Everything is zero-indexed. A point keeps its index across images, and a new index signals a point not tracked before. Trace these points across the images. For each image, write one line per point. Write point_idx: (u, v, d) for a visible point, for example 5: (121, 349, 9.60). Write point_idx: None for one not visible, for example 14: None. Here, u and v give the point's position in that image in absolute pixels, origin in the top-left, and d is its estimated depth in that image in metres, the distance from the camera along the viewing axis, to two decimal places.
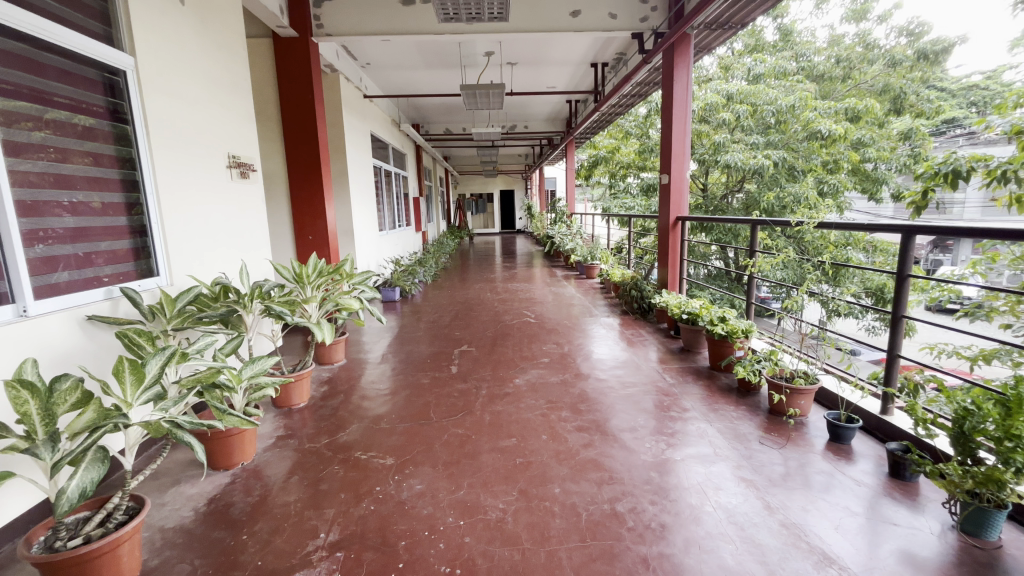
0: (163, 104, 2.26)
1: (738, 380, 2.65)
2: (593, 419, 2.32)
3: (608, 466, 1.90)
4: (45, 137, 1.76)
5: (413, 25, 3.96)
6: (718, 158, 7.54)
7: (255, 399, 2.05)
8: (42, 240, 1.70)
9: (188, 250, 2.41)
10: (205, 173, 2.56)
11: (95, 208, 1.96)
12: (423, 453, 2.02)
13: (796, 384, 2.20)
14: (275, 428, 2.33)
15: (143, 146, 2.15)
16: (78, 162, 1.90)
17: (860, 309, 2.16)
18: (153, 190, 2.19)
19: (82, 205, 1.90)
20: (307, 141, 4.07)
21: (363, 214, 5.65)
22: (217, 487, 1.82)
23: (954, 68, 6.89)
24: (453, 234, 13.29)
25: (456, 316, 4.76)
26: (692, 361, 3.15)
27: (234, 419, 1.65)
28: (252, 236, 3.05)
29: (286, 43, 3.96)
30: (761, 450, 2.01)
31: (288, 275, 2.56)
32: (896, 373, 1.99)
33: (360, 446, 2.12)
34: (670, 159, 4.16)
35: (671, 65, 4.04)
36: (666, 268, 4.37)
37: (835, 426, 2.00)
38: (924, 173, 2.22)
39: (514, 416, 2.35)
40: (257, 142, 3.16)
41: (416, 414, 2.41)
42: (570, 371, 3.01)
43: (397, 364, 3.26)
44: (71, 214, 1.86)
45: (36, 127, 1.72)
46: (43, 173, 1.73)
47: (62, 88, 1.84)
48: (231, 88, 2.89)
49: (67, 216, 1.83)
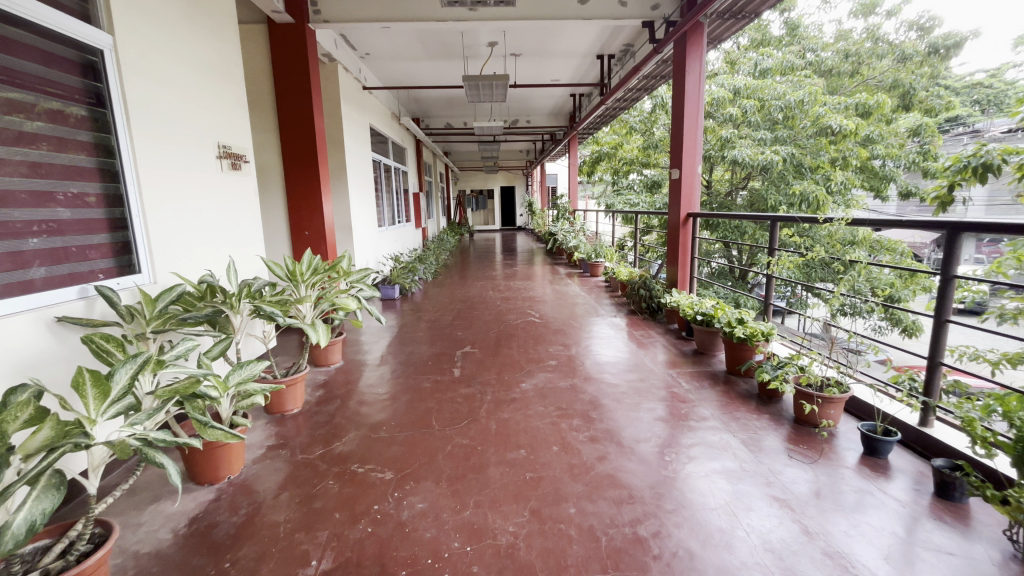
0: (148, 88, 2.10)
1: (759, 386, 2.50)
2: (606, 428, 2.16)
3: (626, 483, 1.74)
4: (38, 128, 1.68)
5: (413, 11, 3.82)
6: (725, 154, 7.36)
7: (243, 407, 1.89)
8: (37, 233, 1.66)
9: (173, 247, 2.23)
10: (192, 163, 2.39)
11: (90, 203, 1.88)
12: (425, 466, 1.87)
13: (828, 393, 2.05)
14: (266, 437, 2.17)
15: (122, 133, 1.97)
16: (75, 153, 1.81)
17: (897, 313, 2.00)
18: (134, 179, 2.02)
19: (80, 198, 1.83)
20: (303, 132, 3.89)
21: (361, 209, 5.48)
22: (200, 504, 1.66)
23: (957, 66, 6.88)
24: (453, 231, 13.11)
25: (457, 316, 4.59)
26: (706, 364, 2.99)
27: (217, 432, 1.50)
28: (244, 232, 2.89)
29: (283, 30, 3.77)
30: (790, 466, 1.85)
31: (281, 273, 2.39)
32: (938, 382, 1.85)
33: (357, 458, 1.96)
34: (681, 153, 3.99)
35: (683, 55, 3.87)
36: (676, 267, 4.21)
37: (871, 439, 1.85)
38: (951, 165, 2.04)
39: (522, 425, 2.19)
40: (249, 132, 2.99)
41: (417, 422, 2.26)
42: (579, 375, 2.85)
43: (396, 366, 3.11)
44: (68, 207, 1.80)
45: (27, 118, 1.64)
46: (36, 165, 1.67)
47: (46, 73, 1.72)
48: (223, 75, 2.73)
49: (62, 210, 1.77)
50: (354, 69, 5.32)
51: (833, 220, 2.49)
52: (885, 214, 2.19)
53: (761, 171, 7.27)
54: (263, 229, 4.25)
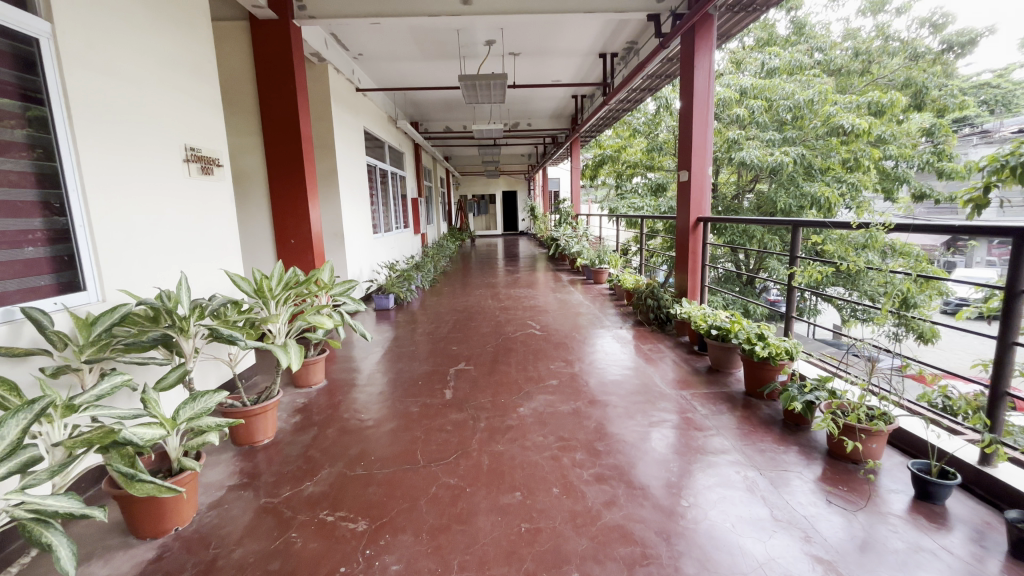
0: (97, 82, 1.87)
1: (784, 411, 2.23)
2: (614, 464, 1.90)
3: (638, 537, 1.48)
4: (30, 136, 1.66)
5: (403, 6, 3.60)
6: (732, 156, 7.09)
7: (193, 446, 1.62)
8: (30, 241, 1.65)
9: (128, 260, 1.99)
10: (154, 168, 2.16)
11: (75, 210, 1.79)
12: (404, 514, 1.62)
13: (872, 427, 1.77)
14: (228, 475, 1.91)
15: (63, 133, 1.73)
16: None
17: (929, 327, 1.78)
18: (77, 183, 1.77)
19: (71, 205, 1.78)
20: (288, 135, 3.66)
21: (354, 215, 5.25)
22: (135, 567, 1.41)
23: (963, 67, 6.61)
24: (454, 237, 12.89)
25: (454, 327, 4.34)
26: (723, 384, 2.72)
27: (148, 486, 1.26)
28: (219, 242, 2.65)
29: (265, 27, 3.54)
30: (831, 514, 1.58)
31: (248, 289, 2.11)
32: (1002, 414, 1.62)
33: (327, 503, 1.71)
34: (690, 155, 3.74)
35: (691, 49, 3.62)
36: (685, 275, 3.94)
37: (924, 482, 1.58)
38: (984, 163, 1.61)
39: (519, 459, 1.94)
40: (222, 134, 2.76)
41: (401, 456, 2.00)
42: (584, 397, 2.58)
43: (385, 386, 2.86)
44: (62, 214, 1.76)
45: (20, 126, 1.64)
46: (25, 174, 1.65)
47: (17, 75, 1.63)
48: (191, 72, 2.50)
49: (60, 216, 1.74)
50: (346, 70, 5.11)
51: (848, 224, 2.26)
52: (900, 218, 1.98)
53: (769, 173, 7.01)
54: (247, 237, 4.01)
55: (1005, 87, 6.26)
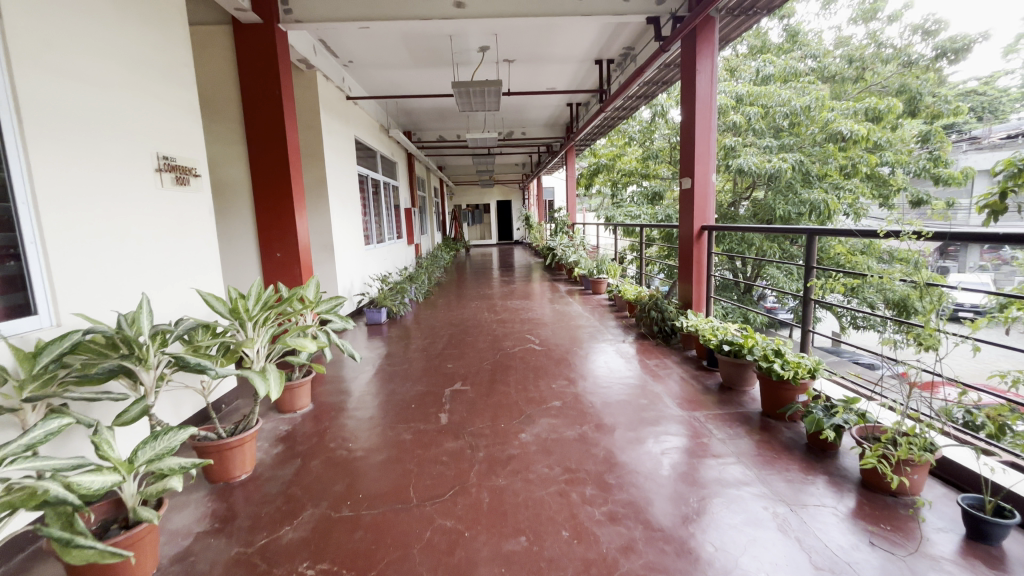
0: (53, 85, 1.69)
1: (808, 436, 2.06)
2: (628, 500, 1.72)
3: None
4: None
5: (394, 9, 3.46)
6: (730, 163, 6.98)
7: (151, 493, 1.42)
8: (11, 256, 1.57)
9: (87, 281, 1.79)
10: (119, 178, 1.97)
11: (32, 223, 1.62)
12: (394, 566, 1.42)
13: (918, 460, 1.57)
14: (199, 519, 1.71)
15: (12, 139, 1.55)
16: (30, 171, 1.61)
17: (933, 335, 1.66)
18: (29, 199, 1.60)
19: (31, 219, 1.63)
20: (273, 144, 3.49)
21: (344, 226, 5.07)
22: None
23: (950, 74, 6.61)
24: (448, 247, 12.72)
25: (450, 342, 4.15)
26: (737, 404, 2.55)
27: (88, 552, 1.06)
28: (195, 259, 2.47)
29: (248, 31, 3.38)
30: (876, 558, 1.41)
31: (222, 309, 1.91)
32: None
33: (307, 553, 1.51)
34: (693, 161, 3.60)
35: (692, 53, 3.50)
36: (690, 286, 3.79)
37: (979, 521, 1.41)
38: (1001, 165, 1.48)
39: (522, 496, 1.76)
40: (200, 142, 2.58)
41: (391, 493, 1.81)
42: (590, 421, 2.40)
43: (375, 410, 2.66)
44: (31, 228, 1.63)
45: None
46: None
47: None
48: (165, 75, 2.33)
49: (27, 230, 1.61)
50: (336, 78, 4.96)
51: (866, 233, 2.10)
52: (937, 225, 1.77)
53: (767, 180, 6.91)
54: (228, 252, 3.83)
55: (991, 94, 6.31)
